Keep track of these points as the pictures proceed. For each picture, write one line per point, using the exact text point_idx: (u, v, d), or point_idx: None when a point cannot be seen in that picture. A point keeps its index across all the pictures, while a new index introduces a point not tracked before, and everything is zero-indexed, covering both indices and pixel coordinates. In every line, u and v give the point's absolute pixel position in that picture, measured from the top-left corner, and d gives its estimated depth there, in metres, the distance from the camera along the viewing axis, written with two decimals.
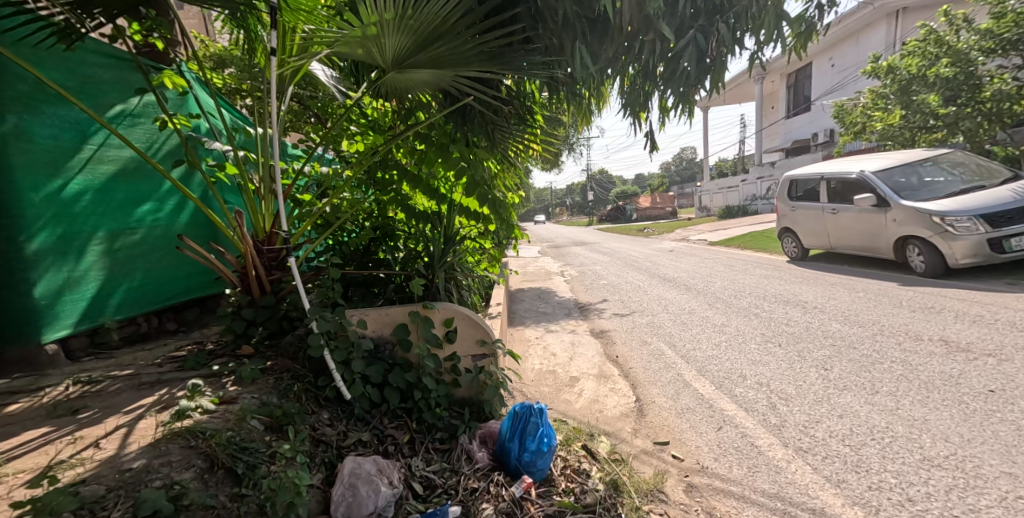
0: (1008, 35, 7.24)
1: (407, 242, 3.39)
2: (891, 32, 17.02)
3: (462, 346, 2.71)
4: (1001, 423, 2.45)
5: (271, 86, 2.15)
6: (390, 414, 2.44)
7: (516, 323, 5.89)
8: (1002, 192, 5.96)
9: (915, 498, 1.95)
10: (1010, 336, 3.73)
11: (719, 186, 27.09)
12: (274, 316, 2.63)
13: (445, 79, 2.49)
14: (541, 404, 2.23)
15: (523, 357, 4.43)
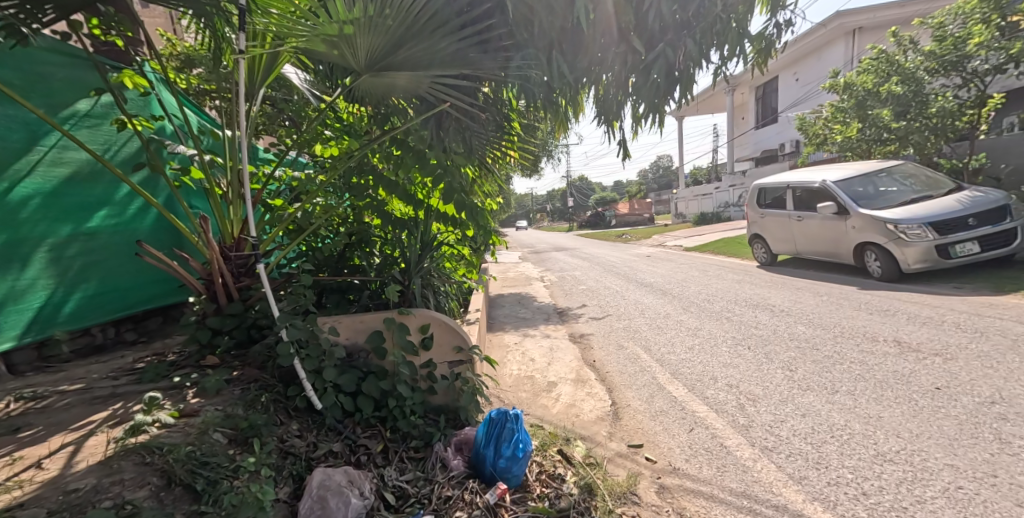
0: (949, 57, 7.72)
1: (384, 248, 3.36)
2: (851, 48, 17.96)
3: (438, 353, 2.72)
4: (946, 418, 2.60)
5: (240, 88, 2.13)
6: (363, 423, 2.38)
7: (495, 329, 5.89)
8: (948, 202, 6.35)
9: (869, 492, 2.04)
10: (957, 336, 3.96)
11: (692, 193, 27.81)
12: (241, 325, 2.54)
13: (422, 86, 2.49)
14: (518, 410, 2.23)
15: (501, 363, 4.42)
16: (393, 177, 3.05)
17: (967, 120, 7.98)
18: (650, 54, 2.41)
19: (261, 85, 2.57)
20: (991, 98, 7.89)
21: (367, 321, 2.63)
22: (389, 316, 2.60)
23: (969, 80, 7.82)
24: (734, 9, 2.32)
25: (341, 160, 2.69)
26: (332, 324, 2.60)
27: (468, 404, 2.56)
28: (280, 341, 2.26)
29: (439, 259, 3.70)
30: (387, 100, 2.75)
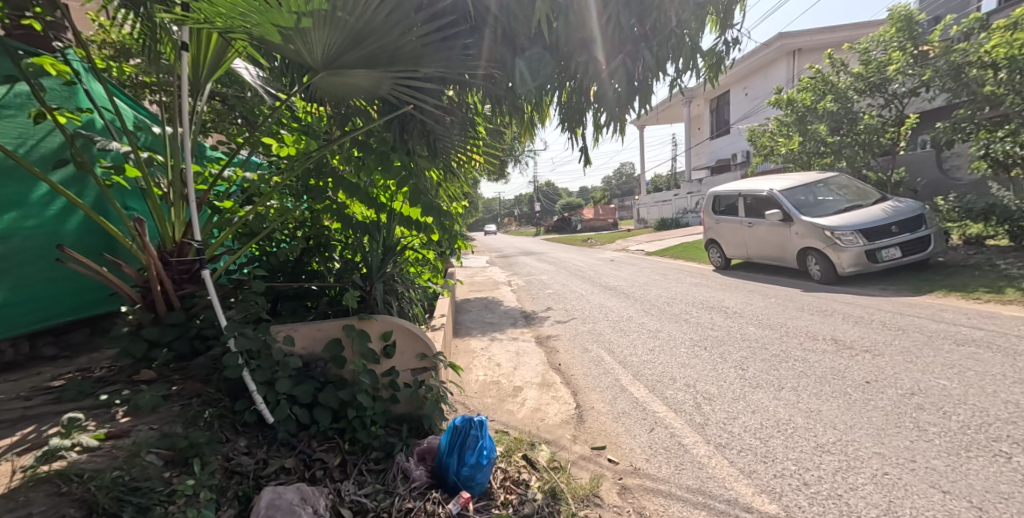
0: (873, 79, 8.56)
1: (344, 253, 3.24)
2: (792, 68, 19.38)
3: (400, 360, 2.67)
4: (874, 410, 2.83)
5: (183, 80, 2.00)
6: (320, 435, 2.27)
7: (462, 334, 5.83)
8: (876, 211, 6.98)
9: (810, 482, 2.18)
10: (884, 334, 4.32)
11: (654, 200, 28.82)
12: (183, 336, 2.34)
13: (385, 86, 2.44)
14: (481, 417, 2.21)
15: (466, 369, 4.36)
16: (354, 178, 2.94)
17: (888, 137, 8.81)
18: (610, 64, 2.47)
19: (207, 79, 2.41)
20: (908, 118, 8.72)
21: (325, 329, 2.52)
22: (350, 323, 2.51)
23: (890, 101, 8.64)
24: (686, 25, 2.41)
25: (298, 161, 2.57)
26: (287, 332, 2.47)
27: (433, 412, 2.50)
28: (227, 351, 2.13)
29: (403, 264, 3.60)
30: (347, 100, 2.68)
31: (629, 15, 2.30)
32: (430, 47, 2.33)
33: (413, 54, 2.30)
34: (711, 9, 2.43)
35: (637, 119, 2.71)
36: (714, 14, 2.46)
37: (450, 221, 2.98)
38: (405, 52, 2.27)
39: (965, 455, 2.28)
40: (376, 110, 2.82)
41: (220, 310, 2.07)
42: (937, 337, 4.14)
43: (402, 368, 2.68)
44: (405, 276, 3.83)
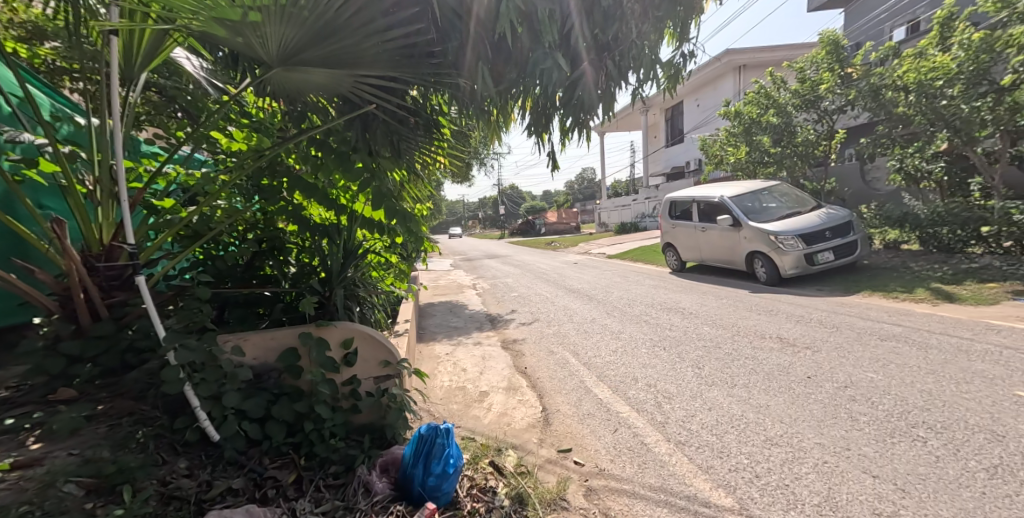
0: (809, 96, 9.40)
1: (301, 256, 3.10)
2: (738, 83, 20.71)
3: (362, 369, 2.56)
4: (816, 402, 3.04)
5: (112, 68, 1.86)
6: (272, 452, 2.14)
7: (426, 339, 5.73)
8: (813, 217, 7.57)
9: (760, 474, 2.29)
10: (822, 332, 4.66)
11: (614, 206, 29.79)
12: (111, 349, 2.09)
13: (345, 84, 2.39)
14: (448, 424, 2.15)
15: (431, 375, 4.28)
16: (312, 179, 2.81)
17: (822, 149, 9.64)
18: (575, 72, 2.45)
19: (143, 68, 2.23)
20: (838, 132, 9.64)
21: (279, 337, 2.43)
22: (307, 330, 2.41)
23: (822, 117, 9.53)
24: (647, 38, 2.49)
25: (250, 158, 2.44)
26: (236, 342, 2.35)
27: (396, 421, 2.42)
28: (167, 365, 1.98)
29: (364, 269, 3.48)
30: (304, 97, 2.59)
31: (591, 25, 2.35)
32: (394, 52, 2.28)
33: (375, 56, 2.25)
34: (668, 22, 2.50)
35: (599, 126, 2.74)
36: (671, 28, 2.54)
37: (414, 224, 2.92)
38: (365, 52, 2.21)
39: (891, 441, 2.50)
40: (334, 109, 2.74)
41: (158, 319, 1.94)
42: (866, 334, 4.52)
43: (364, 376, 2.60)
44: (366, 281, 3.70)
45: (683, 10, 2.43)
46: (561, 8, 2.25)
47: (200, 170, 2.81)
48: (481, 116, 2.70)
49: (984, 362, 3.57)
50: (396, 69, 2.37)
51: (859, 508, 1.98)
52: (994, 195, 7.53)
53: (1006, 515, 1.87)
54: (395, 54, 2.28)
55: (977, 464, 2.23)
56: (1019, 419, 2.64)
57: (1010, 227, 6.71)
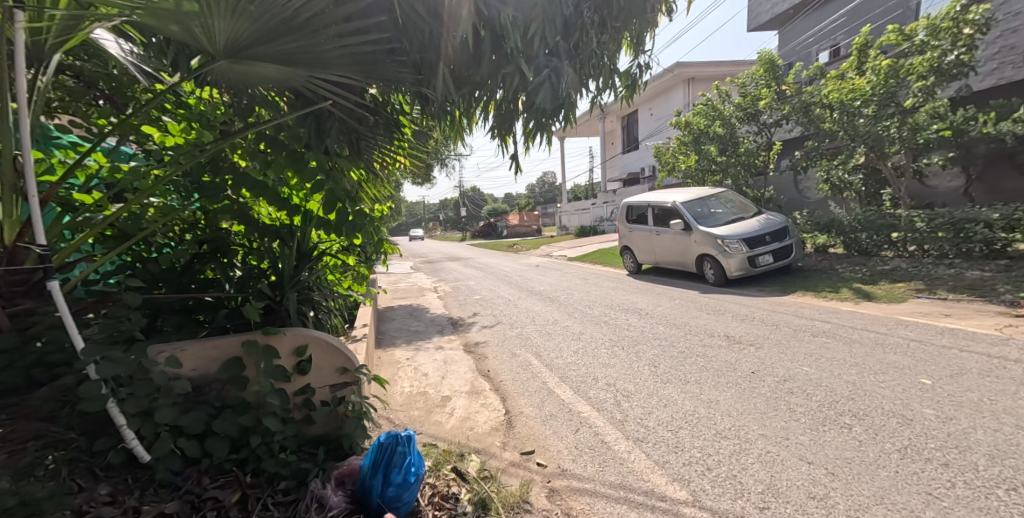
0: (750, 109, 10.13)
1: (248, 259, 2.90)
2: (688, 95, 21.83)
3: (316, 377, 2.49)
4: (764, 396, 3.25)
5: (18, 50, 1.67)
6: (213, 470, 2.03)
7: (386, 344, 5.59)
8: (755, 222, 8.13)
9: (711, 466, 2.41)
10: (765, 329, 5.00)
11: (574, 209, 30.50)
12: (14, 365, 1.84)
13: (299, 79, 2.26)
14: (409, 431, 2.09)
15: (391, 381, 4.19)
16: (259, 177, 2.63)
17: (761, 160, 10.65)
18: (537, 78, 2.38)
19: (58, 50, 1.99)
20: (776, 144, 10.47)
21: (221, 347, 2.28)
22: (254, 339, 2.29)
23: (762, 129, 10.32)
24: (606, 48, 2.59)
25: (191, 153, 2.24)
26: (172, 354, 2.18)
27: (354, 429, 2.35)
28: (86, 380, 1.81)
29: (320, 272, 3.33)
30: (252, 89, 2.42)
31: (553, 33, 2.29)
32: (356, 55, 2.19)
33: (332, 59, 2.15)
34: (625, 33, 2.60)
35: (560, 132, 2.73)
36: (628, 39, 2.64)
37: (374, 227, 2.83)
38: (320, 53, 2.10)
39: (823, 428, 2.73)
40: (286, 103, 2.59)
41: (75, 330, 1.77)
42: (802, 330, 4.91)
43: (319, 385, 2.50)
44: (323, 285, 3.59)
45: (637, 23, 2.53)
46: (524, 15, 2.24)
47: (128, 164, 2.54)
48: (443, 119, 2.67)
49: (897, 354, 3.99)
50: (354, 69, 2.27)
51: (797, 493, 2.14)
52: (902, 203, 8.52)
53: (915, 491, 2.10)
54: (354, 59, 2.18)
55: (891, 446, 2.48)
56: (923, 403, 2.98)
57: (914, 233, 7.57)
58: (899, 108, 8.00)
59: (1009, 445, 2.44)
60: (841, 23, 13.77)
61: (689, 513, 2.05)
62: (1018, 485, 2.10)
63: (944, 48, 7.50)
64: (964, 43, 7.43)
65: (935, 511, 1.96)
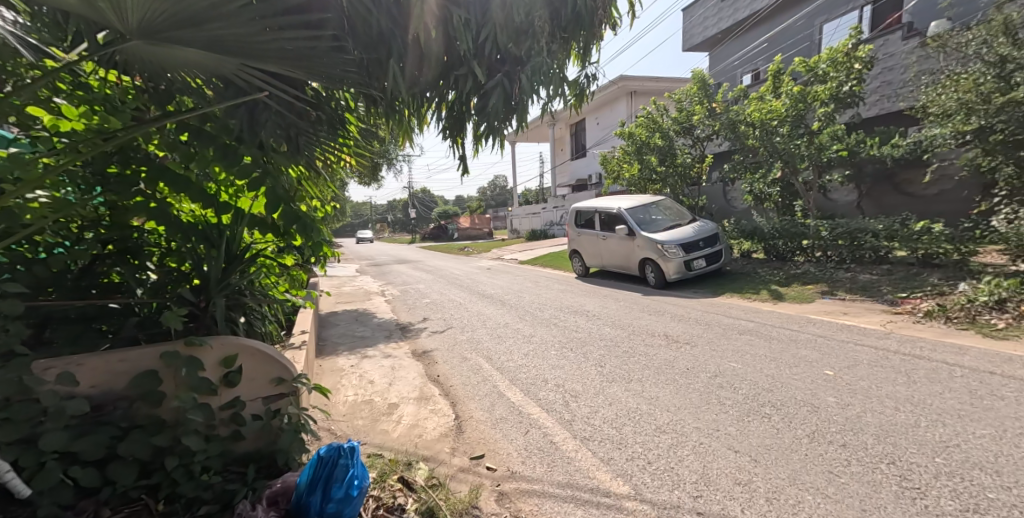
0: (685, 124, 10.87)
1: (165, 262, 2.72)
2: (630, 106, 22.86)
3: (247, 388, 2.39)
4: (706, 391, 3.47)
5: None
6: (115, 500, 1.89)
7: (328, 352, 5.33)
8: (691, 229, 8.72)
9: (651, 460, 2.54)
10: (702, 329, 5.34)
11: (525, 213, 29.75)
12: None
13: (229, 67, 2.08)
14: (352, 442, 2.02)
15: (333, 389, 4.01)
16: (181, 170, 2.38)
17: (695, 171, 11.44)
18: (488, 82, 2.46)
19: None
20: (708, 157, 11.32)
21: (130, 360, 2.13)
22: (174, 350, 2.17)
23: (696, 142, 11.11)
24: (557, 56, 2.58)
25: (94, 141, 1.97)
26: (67, 369, 1.98)
27: (290, 442, 2.33)
28: None
29: (250, 275, 3.20)
30: (172, 73, 2.21)
31: (506, 39, 2.32)
32: (293, 47, 2.06)
33: (269, 51, 2.01)
34: (574, 44, 2.65)
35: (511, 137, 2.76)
36: (576, 49, 2.66)
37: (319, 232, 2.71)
38: (253, 45, 1.96)
39: (749, 419, 2.97)
40: (211, 92, 2.38)
41: None
42: (731, 329, 5.31)
43: (249, 398, 2.40)
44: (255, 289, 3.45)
45: (585, 35, 2.55)
46: (477, 18, 2.24)
47: (5, 151, 2.16)
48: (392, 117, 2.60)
49: (806, 349, 4.47)
50: (292, 64, 2.14)
51: (725, 480, 2.31)
52: (810, 214, 9.58)
53: (820, 471, 2.35)
54: (293, 53, 2.07)
55: (802, 432, 2.77)
56: (827, 392, 3.35)
57: (820, 240, 8.48)
58: (807, 130, 8.93)
59: (890, 425, 2.82)
60: (760, 49, 15.11)
61: (632, 507, 2.14)
62: (896, 459, 2.43)
63: (840, 79, 8.52)
64: (855, 75, 8.52)
65: (835, 487, 2.21)
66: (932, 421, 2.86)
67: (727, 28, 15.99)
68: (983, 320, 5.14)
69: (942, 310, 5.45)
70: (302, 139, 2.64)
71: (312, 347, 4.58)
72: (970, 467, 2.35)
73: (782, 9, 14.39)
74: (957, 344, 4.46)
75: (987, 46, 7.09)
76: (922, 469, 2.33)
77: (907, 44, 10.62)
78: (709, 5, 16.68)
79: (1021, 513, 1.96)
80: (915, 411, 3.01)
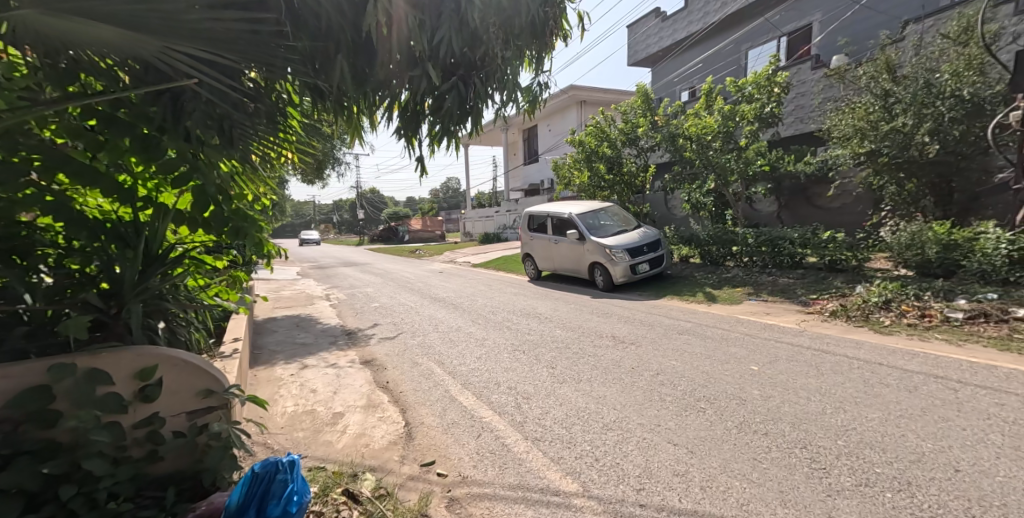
0: (630, 135, 11.37)
1: (63, 263, 2.48)
2: (580, 115, 23.50)
3: (168, 403, 2.23)
4: (653, 388, 3.63)
5: None
6: None
7: (264, 360, 5.01)
8: (637, 235, 9.12)
9: (599, 457, 2.62)
10: (646, 330, 5.61)
11: (477, 215, 29.16)
12: None
13: (151, 49, 1.89)
14: (291, 456, 1.94)
15: (270, 400, 3.76)
16: (88, 159, 2.15)
17: (640, 180, 11.99)
18: (443, 84, 2.48)
19: None
20: (651, 167, 11.90)
21: (15, 377, 1.88)
22: (69, 362, 1.95)
23: (640, 153, 11.65)
24: (510, 62, 2.57)
25: None
26: None
27: (218, 461, 2.20)
28: None
29: (172, 278, 2.97)
30: (76, 51, 1.96)
31: (460, 43, 2.31)
32: (229, 33, 1.92)
33: (200, 31, 1.85)
34: (527, 51, 2.68)
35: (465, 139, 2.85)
36: (529, 57, 2.69)
37: (255, 229, 2.64)
38: (179, 23, 1.77)
39: (691, 413, 3.17)
40: (126, 74, 2.16)
41: None
42: (671, 330, 5.62)
43: (170, 413, 2.24)
44: (178, 292, 3.20)
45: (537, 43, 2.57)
46: (431, 20, 2.21)
47: None
48: (340, 113, 2.50)
49: (737, 347, 4.82)
50: (227, 49, 2.00)
51: (665, 472, 2.44)
52: (738, 223, 10.47)
53: (745, 458, 2.55)
54: (226, 35, 1.93)
55: (732, 423, 2.98)
56: (751, 386, 3.65)
57: (746, 246, 9.22)
58: (736, 146, 9.69)
59: (806, 413, 3.12)
60: (695, 69, 16.15)
61: (580, 504, 2.20)
62: (807, 444, 2.70)
63: (763, 101, 9.49)
64: (774, 98, 9.56)
65: (758, 472, 2.41)
66: (835, 407, 3.21)
67: (667, 47, 16.96)
68: (874, 317, 5.86)
69: (845, 309, 6.12)
70: (238, 132, 2.43)
71: (246, 356, 4.26)
72: (863, 446, 2.66)
73: (713, 33, 15.48)
74: (856, 339, 5.04)
75: (873, 82, 8.11)
76: (826, 452, 2.60)
77: (815, 74, 11.87)
78: (651, 24, 17.64)
79: (905, 487, 2.25)
80: (822, 400, 3.35)
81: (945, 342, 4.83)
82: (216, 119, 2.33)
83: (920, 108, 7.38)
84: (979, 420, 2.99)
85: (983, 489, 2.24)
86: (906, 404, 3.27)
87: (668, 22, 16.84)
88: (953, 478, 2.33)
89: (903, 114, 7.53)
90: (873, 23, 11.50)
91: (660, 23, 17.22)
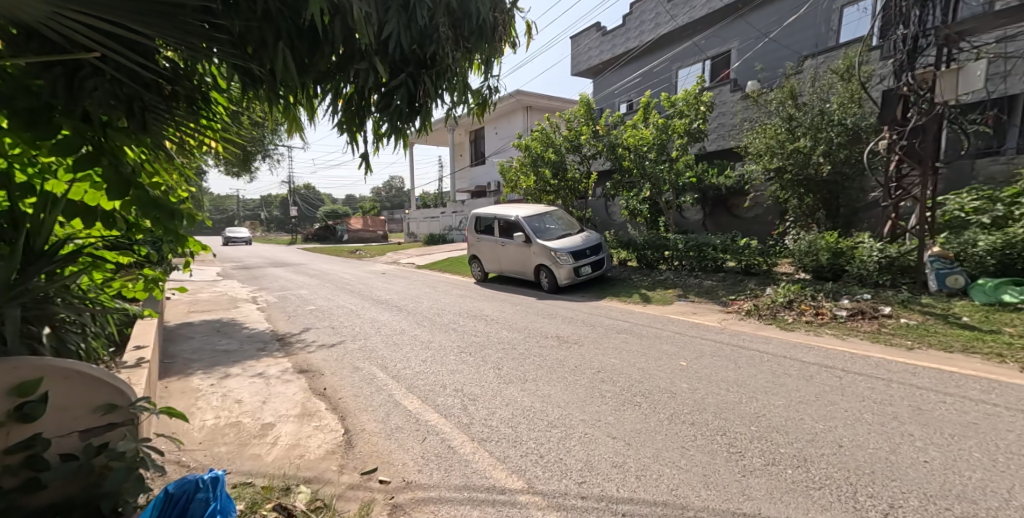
0: (574, 142, 11.71)
1: None
2: (527, 120, 23.84)
3: (55, 422, 1.97)
4: (600, 386, 3.77)
5: None
6: None
7: (180, 369, 4.57)
8: (579, 238, 9.40)
9: (543, 454, 2.67)
10: (588, 330, 5.79)
11: (423, 215, 28.56)
12: None
13: (37, 14, 1.64)
14: (214, 473, 1.80)
15: (187, 413, 3.43)
16: None
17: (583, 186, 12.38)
18: (392, 80, 2.41)
19: None
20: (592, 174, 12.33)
21: None
22: None
23: (583, 160, 12.03)
24: (459, 63, 2.52)
25: None
26: None
27: (120, 483, 1.96)
28: None
29: (64, 278, 2.67)
30: None
31: (408, 40, 2.26)
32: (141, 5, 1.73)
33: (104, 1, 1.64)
34: (476, 54, 2.61)
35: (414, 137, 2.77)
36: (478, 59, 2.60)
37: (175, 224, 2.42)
38: None
39: (632, 407, 3.33)
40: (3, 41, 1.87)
41: None
42: (611, 329, 5.86)
43: (56, 434, 1.98)
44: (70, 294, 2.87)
45: (487, 47, 2.49)
46: (378, 15, 2.13)
47: None
48: (274, 102, 2.35)
49: (671, 344, 5.14)
50: (140, 22, 1.80)
51: (604, 464, 2.55)
52: (670, 229, 11.15)
53: (675, 447, 2.73)
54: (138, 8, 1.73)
55: (665, 415, 3.19)
56: (682, 380, 3.91)
57: (676, 251, 9.87)
58: (669, 157, 10.34)
59: (728, 403, 3.40)
60: (632, 83, 16.98)
61: (526, 500, 2.23)
62: (726, 430, 2.95)
63: (692, 118, 10.22)
64: (701, 116, 10.32)
65: (685, 458, 2.60)
66: (752, 397, 3.53)
67: (607, 60, 17.67)
68: (779, 316, 6.50)
69: (757, 308, 6.77)
70: (151, 116, 2.20)
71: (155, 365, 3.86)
72: (771, 430, 2.95)
73: (648, 51, 16.36)
74: (768, 335, 5.56)
75: (781, 106, 8.94)
76: (742, 437, 2.85)
77: (734, 95, 12.94)
78: (592, 37, 18.29)
79: (808, 464, 2.52)
80: (740, 390, 3.67)
81: (834, 336, 5.49)
82: (124, 100, 2.08)
83: (816, 132, 8.35)
84: (858, 402, 3.43)
85: (858, 459, 2.58)
86: (804, 391, 3.67)
87: (608, 37, 17.56)
88: (839, 452, 2.66)
89: (805, 136, 8.46)
90: (780, 55, 12.89)
91: (601, 37, 17.92)
